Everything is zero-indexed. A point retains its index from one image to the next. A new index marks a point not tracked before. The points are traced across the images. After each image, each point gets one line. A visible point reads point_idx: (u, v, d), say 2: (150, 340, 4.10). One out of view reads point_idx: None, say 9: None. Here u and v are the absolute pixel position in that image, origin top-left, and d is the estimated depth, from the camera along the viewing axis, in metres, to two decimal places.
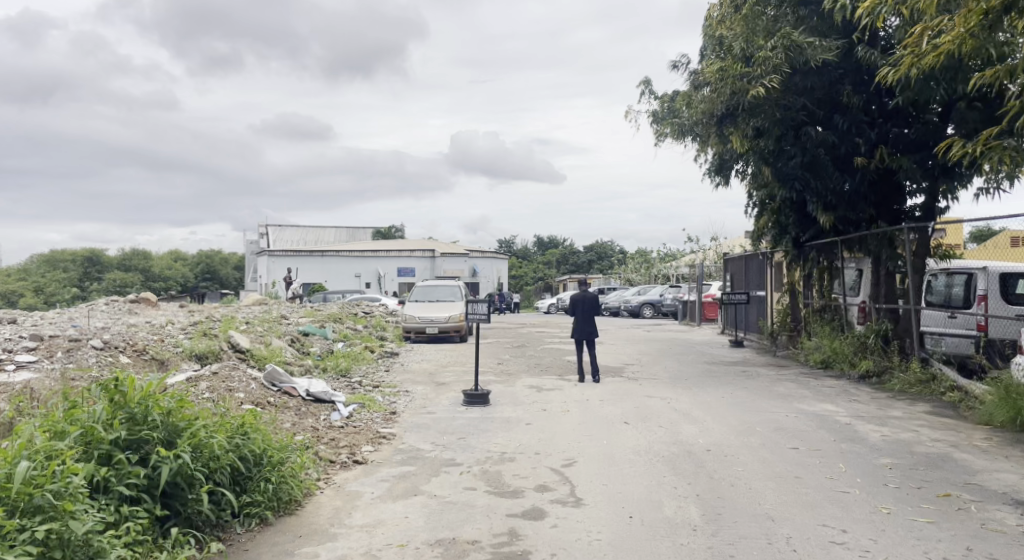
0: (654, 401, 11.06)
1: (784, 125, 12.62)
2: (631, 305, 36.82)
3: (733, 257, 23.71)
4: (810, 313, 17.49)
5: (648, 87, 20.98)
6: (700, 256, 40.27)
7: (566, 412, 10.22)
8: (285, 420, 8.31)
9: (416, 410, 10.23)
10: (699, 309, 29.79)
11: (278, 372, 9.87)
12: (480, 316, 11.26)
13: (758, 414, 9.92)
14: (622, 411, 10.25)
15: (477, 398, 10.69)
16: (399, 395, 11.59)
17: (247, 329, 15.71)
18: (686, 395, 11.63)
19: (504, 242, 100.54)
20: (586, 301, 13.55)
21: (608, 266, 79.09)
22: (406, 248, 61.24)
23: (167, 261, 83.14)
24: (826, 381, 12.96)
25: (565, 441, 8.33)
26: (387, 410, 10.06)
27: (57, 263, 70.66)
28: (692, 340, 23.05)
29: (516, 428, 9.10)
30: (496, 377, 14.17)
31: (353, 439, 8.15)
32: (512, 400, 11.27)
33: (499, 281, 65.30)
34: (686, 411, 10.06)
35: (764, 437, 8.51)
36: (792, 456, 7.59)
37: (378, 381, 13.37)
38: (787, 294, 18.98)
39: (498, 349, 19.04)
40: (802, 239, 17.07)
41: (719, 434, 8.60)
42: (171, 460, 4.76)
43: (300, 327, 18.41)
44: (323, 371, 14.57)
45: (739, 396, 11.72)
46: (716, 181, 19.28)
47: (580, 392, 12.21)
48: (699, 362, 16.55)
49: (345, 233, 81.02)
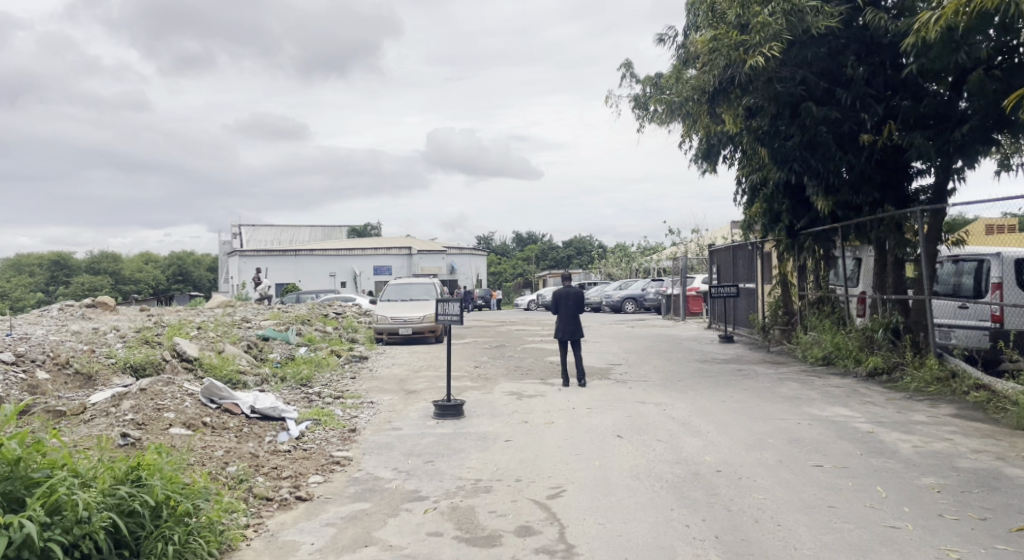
0: (648, 408, 9.89)
1: (782, 100, 11.54)
2: (613, 300, 35.71)
3: (720, 248, 22.66)
4: (804, 307, 16.40)
5: (629, 70, 19.86)
6: (683, 249, 39.23)
7: (550, 424, 9.03)
8: (218, 446, 7.02)
9: (379, 426, 8.97)
10: (684, 303, 28.75)
11: (218, 387, 8.58)
12: (451, 318, 10.00)
13: (767, 423, 8.76)
14: (613, 421, 9.05)
15: (450, 410, 9.42)
16: (362, 407, 10.31)
17: (198, 336, 14.37)
18: (683, 400, 10.45)
19: (482, 239, 99.30)
20: (570, 297, 12.36)
21: (587, 260, 77.99)
22: (382, 245, 59.78)
23: (137, 263, 81.01)
24: (833, 380, 11.85)
25: (550, 462, 7.11)
26: (346, 427, 8.79)
27: (22, 268, 68.59)
28: (679, 336, 21.94)
29: (493, 447, 7.87)
30: (473, 382, 12.92)
31: (298, 467, 6.90)
32: (489, 410, 10.03)
33: (477, 278, 63.98)
34: (686, 421, 8.87)
35: (781, 451, 7.35)
36: (817, 478, 6.43)
37: (341, 391, 12.08)
38: (779, 285, 17.92)
39: (476, 351, 17.80)
40: (797, 227, 15.95)
41: (729, 451, 7.42)
42: (9, 531, 3.72)
43: (261, 330, 17.08)
44: (281, 380, 13.27)
45: (742, 399, 10.57)
46: (703, 168, 18.18)
47: (565, 398, 11.01)
48: (691, 360, 15.41)
49: (319, 231, 79.28)
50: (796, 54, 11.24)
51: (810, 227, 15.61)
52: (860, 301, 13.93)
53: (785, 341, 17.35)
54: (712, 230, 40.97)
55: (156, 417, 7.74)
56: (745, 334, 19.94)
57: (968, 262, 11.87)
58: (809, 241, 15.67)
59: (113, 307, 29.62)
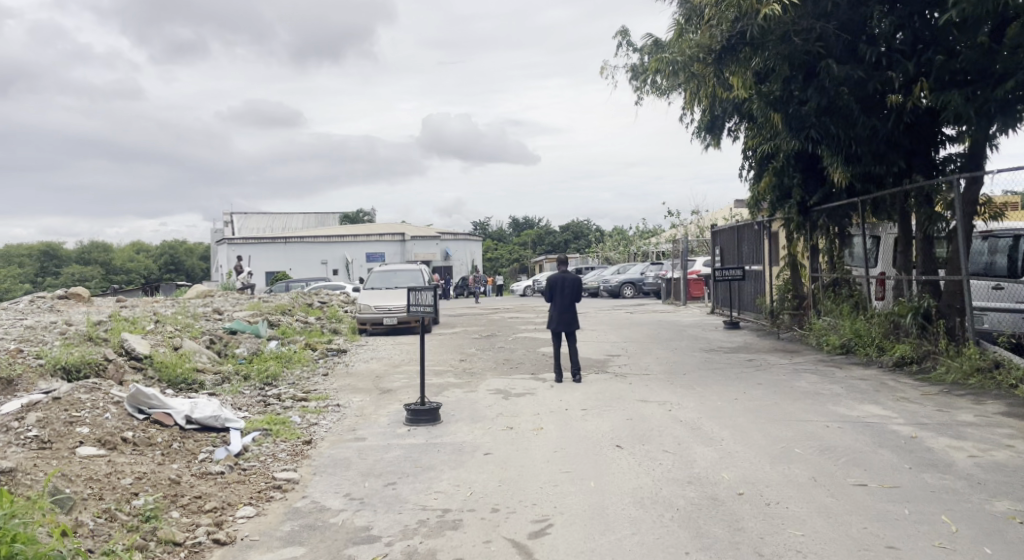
0: (651, 409, 8.65)
1: (796, 60, 10.28)
2: (611, 285, 34.48)
3: (724, 228, 21.40)
4: (816, 290, 15.19)
5: (626, 38, 18.50)
6: (683, 231, 37.90)
7: (539, 430, 7.77)
8: (131, 470, 5.78)
9: (339, 436, 7.72)
10: (685, 287, 27.50)
11: (146, 394, 7.32)
12: (425, 309, 8.62)
13: (790, 426, 7.51)
14: (612, 426, 7.81)
15: (424, 415, 8.15)
16: (326, 411, 9.06)
17: (155, 330, 13.13)
18: (691, 398, 9.21)
19: (478, 224, 97.94)
20: (566, 284, 11.11)
21: (584, 244, 76.61)
22: (374, 232, 58.46)
23: (127, 252, 79.62)
24: (856, 371, 10.61)
25: (535, 483, 5.88)
26: (300, 438, 7.55)
27: (11, 258, 67.36)
28: (681, 322, 20.69)
29: (468, 462, 6.62)
30: (456, 378, 11.68)
31: (228, 496, 5.67)
32: (470, 413, 8.79)
33: (472, 264, 62.63)
34: (696, 426, 7.62)
35: (813, 466, 6.11)
36: (863, 503, 5.20)
37: (308, 391, 10.85)
38: (788, 268, 16.94)
39: (464, 342, 16.56)
40: (810, 204, 14.65)
41: (752, 466, 6.17)
42: None
43: (230, 322, 15.84)
44: (243, 379, 12.04)
45: (756, 395, 9.33)
46: (706, 143, 16.88)
47: (557, 397, 9.76)
48: (696, 350, 14.16)
49: (311, 218, 77.84)
50: (813, 7, 9.93)
51: (824, 203, 14.35)
52: (879, 284, 12.71)
53: (796, 328, 16.15)
54: (714, 211, 39.64)
55: (65, 433, 6.49)
56: (752, 320, 18.76)
57: (1004, 238, 10.61)
58: (822, 218, 14.39)
59: (90, 299, 28.36)
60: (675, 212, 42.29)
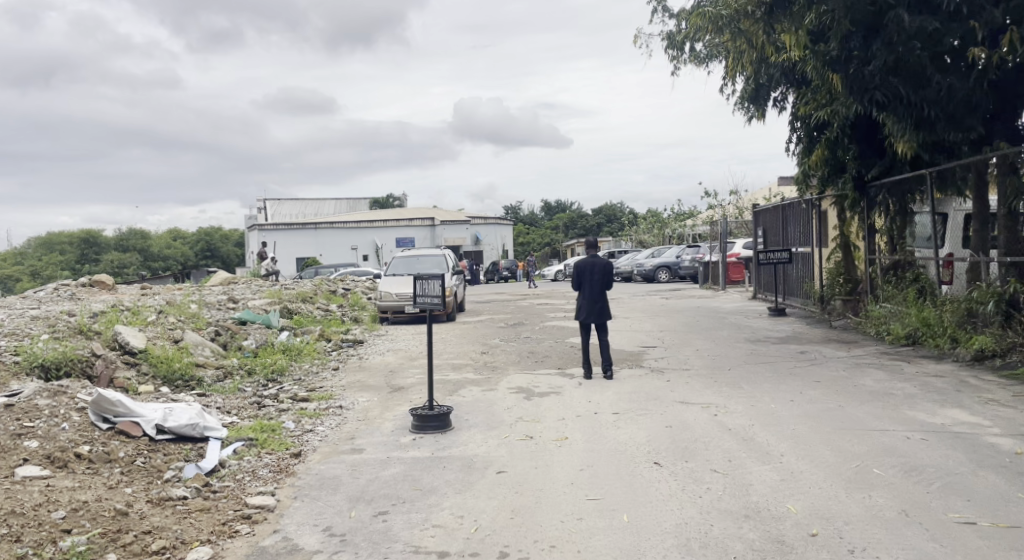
0: (694, 415, 7.54)
1: (859, 12, 9.01)
2: (645, 269, 33.22)
3: (767, 208, 20.06)
4: (872, 273, 13.96)
5: (661, 4, 17.14)
6: (721, 212, 36.39)
7: (563, 440, 6.70)
8: (72, 498, 4.83)
9: (335, 447, 6.74)
10: (724, 271, 26.14)
11: (110, 400, 6.37)
12: (431, 300, 7.48)
13: (861, 437, 6.34)
14: (650, 436, 6.71)
15: (432, 421, 7.14)
16: (327, 414, 8.08)
17: (154, 321, 12.23)
18: (739, 400, 8.05)
19: (509, 208, 96.84)
20: (595, 270, 10.00)
21: (617, 227, 75.06)
22: (403, 217, 57.68)
23: (162, 238, 79.87)
24: (926, 366, 9.35)
25: (556, 516, 4.82)
26: (288, 450, 6.57)
27: (49, 246, 67.72)
28: (721, 308, 19.44)
29: (478, 483, 5.57)
30: (475, 374, 10.65)
31: (183, 530, 4.70)
32: (487, 418, 7.74)
33: (503, 248, 61.62)
34: (749, 438, 6.50)
35: (900, 492, 4.96)
36: (976, 552, 4.04)
37: (313, 388, 9.89)
38: (839, 250, 15.72)
39: (489, 331, 15.53)
40: (867, 179, 13.39)
41: (823, 493, 5.02)
42: None
43: (241, 312, 14.94)
44: (247, 374, 11.11)
45: (814, 395, 8.16)
46: (749, 115, 15.55)
47: (586, 397, 8.67)
48: (739, 340, 12.94)
49: (343, 203, 77.18)
50: None
51: (882, 178, 13.10)
52: (946, 266, 11.47)
53: (850, 315, 14.96)
54: (753, 191, 38.03)
55: (9, 448, 5.57)
56: (800, 306, 17.55)
57: None
58: (880, 194, 13.13)
59: (113, 286, 27.69)
60: (712, 192, 40.75)
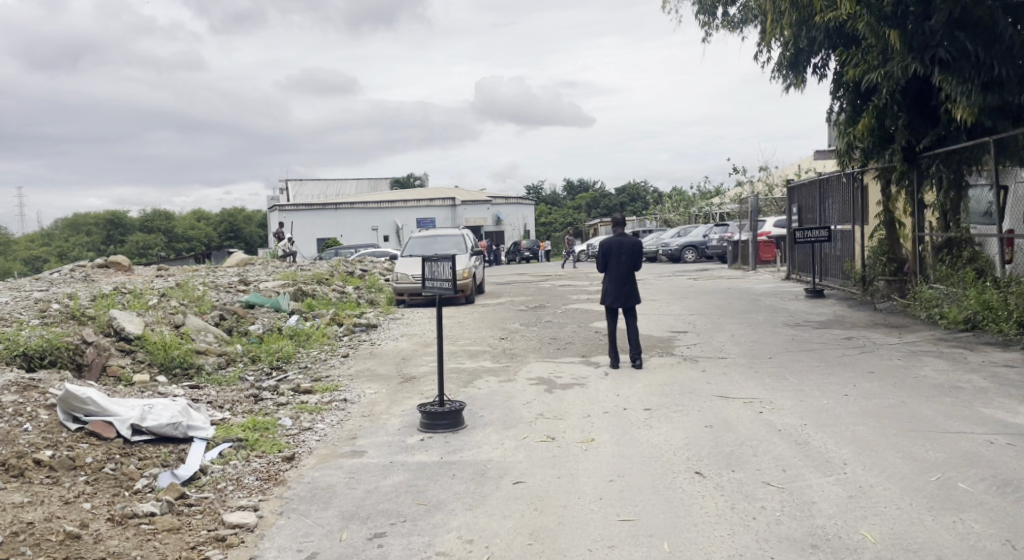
0: (737, 412, 6.76)
1: None
2: (670, 250, 32.25)
3: (804, 183, 19.04)
4: (922, 252, 13.04)
5: None
6: (750, 190, 35.23)
7: (589, 443, 5.93)
8: (15, 518, 4.12)
9: (333, 450, 6.02)
10: (754, 250, 25.15)
11: (79, 396, 5.67)
12: (441, 284, 6.69)
13: (934, 441, 5.51)
14: (689, 438, 5.94)
15: (444, 419, 6.42)
16: (329, 409, 7.36)
17: (155, 304, 11.57)
18: (786, 395, 7.24)
19: (531, 188, 95.86)
20: (623, 249, 9.16)
21: (641, 206, 73.85)
22: (424, 196, 56.98)
23: (184, 219, 79.86)
24: (991, 354, 8.46)
25: (586, 543, 4.05)
26: (281, 453, 5.86)
27: (73, 227, 67.85)
28: (753, 290, 18.52)
29: (492, 497, 4.81)
30: (493, 363, 9.90)
31: (143, 557, 3.97)
32: (506, 414, 7.01)
33: (525, 228, 60.77)
34: (803, 441, 5.70)
35: (999, 516, 4.13)
36: None
37: (318, 378, 9.18)
38: (882, 227, 14.79)
39: (509, 315, 14.78)
40: (918, 149, 12.45)
41: (903, 516, 4.21)
42: None
43: (250, 294, 14.27)
44: (251, 362, 10.44)
45: (869, 389, 7.31)
46: (787, 83, 14.54)
47: (614, 390, 7.91)
48: (777, 325, 12.08)
49: (364, 184, 76.71)
50: None
51: (935, 148, 12.19)
52: (1007, 244, 10.56)
53: (896, 297, 14.05)
54: (783, 168, 36.78)
55: None
56: (839, 287, 16.63)
57: None
58: (933, 165, 12.20)
59: (130, 267, 27.19)
60: (740, 169, 39.55)
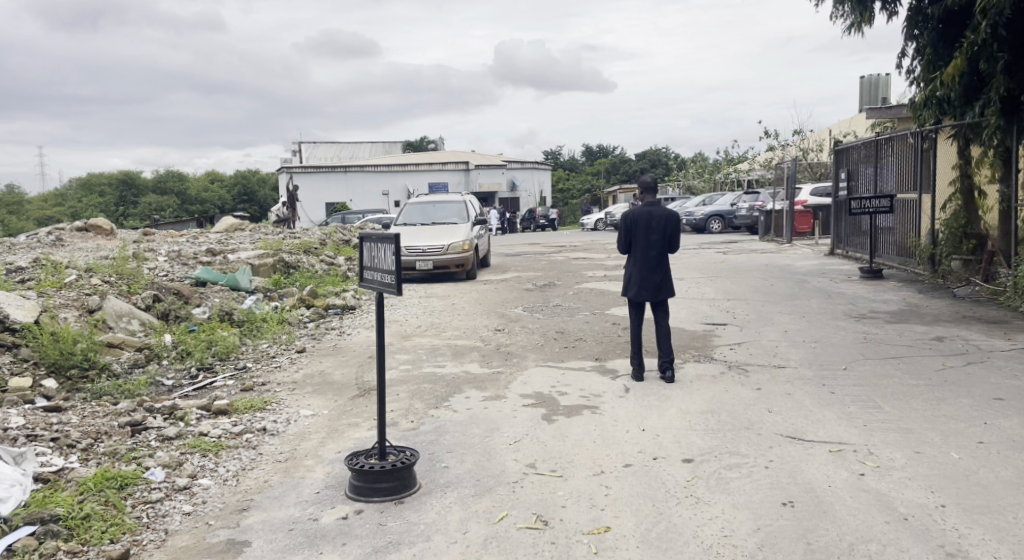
0: (824, 471, 4.50)
1: None
2: (695, 219, 29.73)
3: (855, 144, 16.51)
4: (1019, 228, 10.80)
5: None
6: (784, 155, 32.61)
7: (602, 539, 3.72)
8: None
9: (198, 539, 3.80)
10: (791, 221, 22.67)
11: None
12: (382, 278, 4.45)
13: None
14: (765, 532, 3.71)
15: (384, 481, 4.26)
16: (233, 449, 5.14)
17: (70, 283, 9.36)
18: (891, 439, 5.00)
19: (549, 154, 93.05)
20: (653, 225, 6.89)
21: (663, 171, 71.02)
22: (437, 160, 54.51)
23: (195, 181, 77.86)
24: None
25: None
26: (111, 548, 3.67)
27: (85, 187, 66.02)
28: (795, 267, 16.14)
29: None
30: (481, 368, 7.66)
31: None
32: (482, 463, 4.82)
33: (541, 195, 58.33)
34: (961, 551, 3.44)
35: None
36: None
37: (248, 387, 6.97)
38: (959, 196, 12.41)
39: (513, 296, 12.51)
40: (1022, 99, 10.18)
41: None
42: None
43: (206, 269, 12.07)
44: (177, 357, 8.26)
45: (1011, 432, 5.02)
46: (850, 21, 12.04)
47: (641, 420, 5.68)
48: (841, 317, 9.75)
49: (378, 148, 74.44)
50: None
51: None
52: None
53: (978, 280, 11.73)
54: (819, 131, 34.10)
55: None
56: (900, 267, 14.25)
57: None
58: None
59: (111, 230, 25.01)
60: (772, 133, 36.86)
